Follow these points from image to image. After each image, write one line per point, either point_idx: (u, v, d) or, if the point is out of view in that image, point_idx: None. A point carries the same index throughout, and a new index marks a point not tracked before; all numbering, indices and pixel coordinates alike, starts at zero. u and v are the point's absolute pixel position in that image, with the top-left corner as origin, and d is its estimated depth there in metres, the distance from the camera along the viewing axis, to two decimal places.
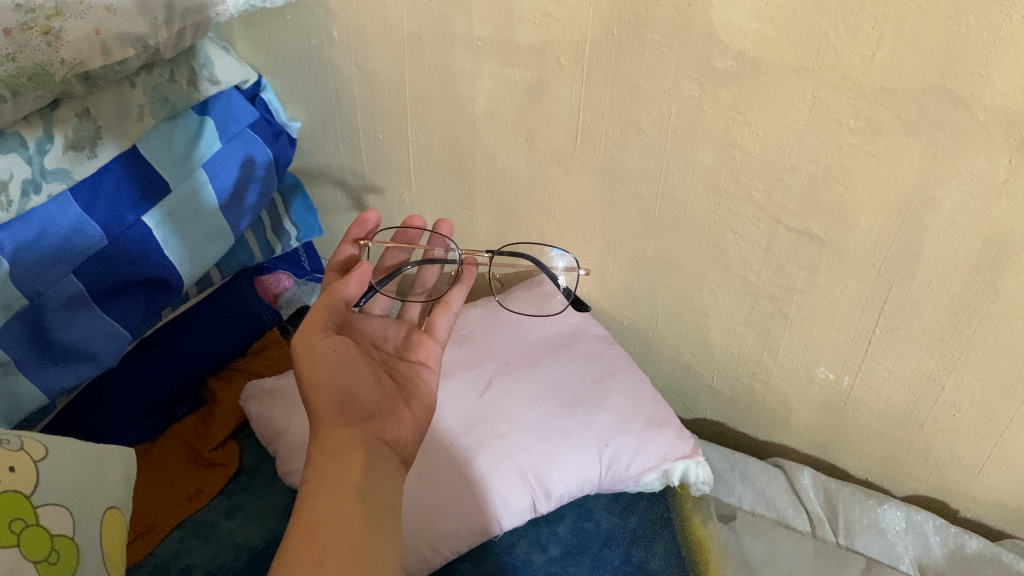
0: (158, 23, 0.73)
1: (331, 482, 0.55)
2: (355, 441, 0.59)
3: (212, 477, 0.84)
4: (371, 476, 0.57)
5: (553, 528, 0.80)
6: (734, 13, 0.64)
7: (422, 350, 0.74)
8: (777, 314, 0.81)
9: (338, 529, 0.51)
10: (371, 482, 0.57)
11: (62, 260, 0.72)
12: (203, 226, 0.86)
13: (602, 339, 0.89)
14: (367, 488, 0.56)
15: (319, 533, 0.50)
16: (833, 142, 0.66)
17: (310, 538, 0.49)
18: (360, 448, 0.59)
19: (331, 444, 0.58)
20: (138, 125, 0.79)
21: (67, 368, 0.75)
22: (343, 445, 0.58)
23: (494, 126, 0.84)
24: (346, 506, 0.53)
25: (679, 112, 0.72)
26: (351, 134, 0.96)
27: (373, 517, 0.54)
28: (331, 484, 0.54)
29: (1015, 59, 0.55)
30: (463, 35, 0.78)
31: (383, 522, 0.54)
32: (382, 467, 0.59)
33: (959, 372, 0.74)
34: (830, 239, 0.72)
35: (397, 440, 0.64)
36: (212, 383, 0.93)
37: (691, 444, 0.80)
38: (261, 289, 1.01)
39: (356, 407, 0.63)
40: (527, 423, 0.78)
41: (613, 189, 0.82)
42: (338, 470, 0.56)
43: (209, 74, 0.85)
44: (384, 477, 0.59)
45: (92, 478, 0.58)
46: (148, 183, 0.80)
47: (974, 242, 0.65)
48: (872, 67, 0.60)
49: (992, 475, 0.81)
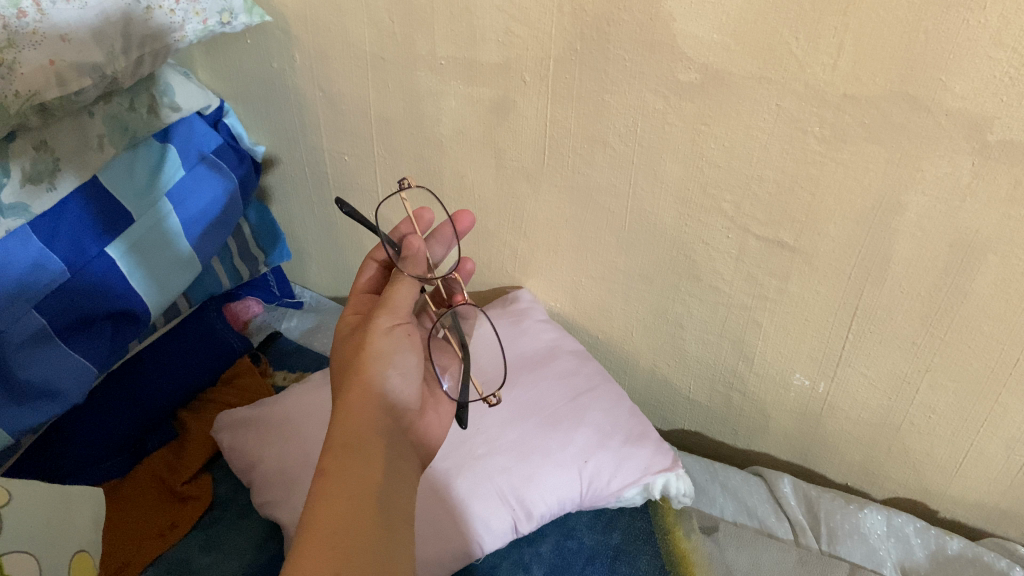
0: (116, 52, 0.71)
1: (350, 481, 0.51)
2: (384, 429, 0.56)
3: (184, 512, 0.81)
4: (391, 476, 0.54)
5: (536, 548, 0.79)
6: (695, 26, 0.64)
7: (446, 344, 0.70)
8: (750, 322, 0.81)
9: (353, 535, 0.48)
10: (390, 483, 0.54)
11: (21, 296, 0.70)
12: (168, 255, 0.84)
13: (577, 355, 0.88)
14: (388, 488, 0.53)
15: (342, 548, 0.46)
16: (799, 150, 0.66)
17: (329, 543, 0.46)
18: (381, 441, 0.55)
19: (356, 429, 0.54)
20: (99, 155, 0.77)
21: (32, 408, 0.72)
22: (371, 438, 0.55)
23: (462, 145, 0.84)
24: (365, 512, 0.50)
25: (645, 126, 0.72)
26: (317, 157, 0.94)
27: (391, 529, 0.51)
28: (351, 479, 0.51)
29: (973, 64, 0.56)
30: (427, 54, 0.77)
31: (399, 529, 0.52)
32: (402, 467, 0.56)
33: (933, 374, 0.75)
34: (799, 247, 0.72)
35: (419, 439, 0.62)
36: (183, 414, 0.91)
37: (671, 456, 0.80)
38: (231, 316, 1.02)
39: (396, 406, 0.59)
40: (505, 443, 0.77)
41: (583, 204, 0.82)
42: (359, 464, 0.52)
43: (170, 102, 0.84)
44: (400, 480, 0.55)
45: (58, 522, 0.57)
46: (111, 213, 0.78)
47: (942, 245, 0.66)
48: (833, 76, 0.61)
49: (970, 476, 0.81)
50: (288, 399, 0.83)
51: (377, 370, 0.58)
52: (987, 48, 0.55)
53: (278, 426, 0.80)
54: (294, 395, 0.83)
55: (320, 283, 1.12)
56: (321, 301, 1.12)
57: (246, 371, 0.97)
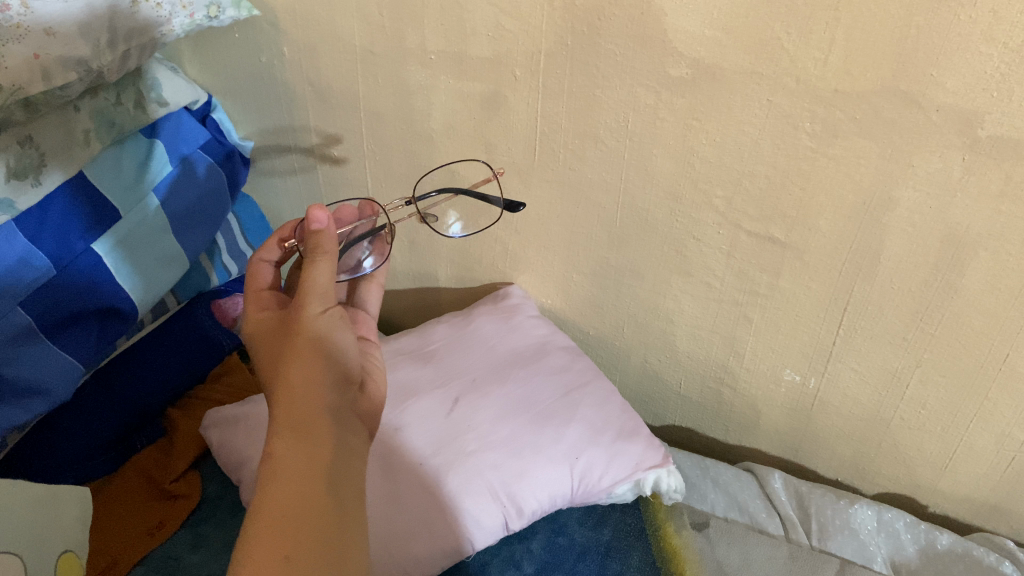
0: (101, 46, 0.71)
1: (298, 465, 0.51)
2: (331, 412, 0.55)
3: (173, 510, 0.81)
4: (342, 459, 0.54)
5: (526, 545, 0.79)
6: (686, 21, 0.63)
7: (361, 324, 0.73)
8: (742, 318, 0.81)
9: (305, 523, 0.48)
10: (340, 463, 0.53)
11: (7, 293, 0.69)
12: (157, 250, 0.83)
13: (568, 351, 0.88)
14: (338, 467, 0.53)
15: (291, 536, 0.47)
16: (790, 146, 0.66)
17: (280, 539, 0.46)
18: (330, 422, 0.55)
19: (304, 411, 0.54)
20: (85, 151, 0.76)
21: (19, 405, 0.71)
22: (316, 411, 0.54)
23: (452, 140, 0.83)
24: (317, 497, 0.49)
25: (636, 122, 0.72)
26: (306, 152, 0.94)
27: (344, 507, 0.51)
28: (302, 464, 0.51)
29: (964, 60, 0.56)
30: (417, 49, 0.77)
31: (351, 511, 0.51)
32: (351, 445, 0.56)
33: (924, 370, 0.75)
34: (791, 242, 0.72)
35: (362, 410, 0.62)
36: (172, 411, 0.90)
37: (662, 453, 0.80)
38: (220, 314, 0.96)
39: (342, 373, 0.58)
40: (497, 439, 0.77)
41: (573, 199, 0.81)
42: (311, 447, 0.52)
43: (158, 97, 0.83)
44: (351, 459, 0.55)
45: (43, 521, 0.56)
46: (97, 209, 0.78)
47: (932, 240, 0.66)
48: (825, 71, 0.61)
49: (960, 471, 0.81)
50: None
51: (321, 353, 0.57)
52: (978, 43, 0.55)
53: None
54: None
55: None
56: None
57: (235, 369, 0.96)
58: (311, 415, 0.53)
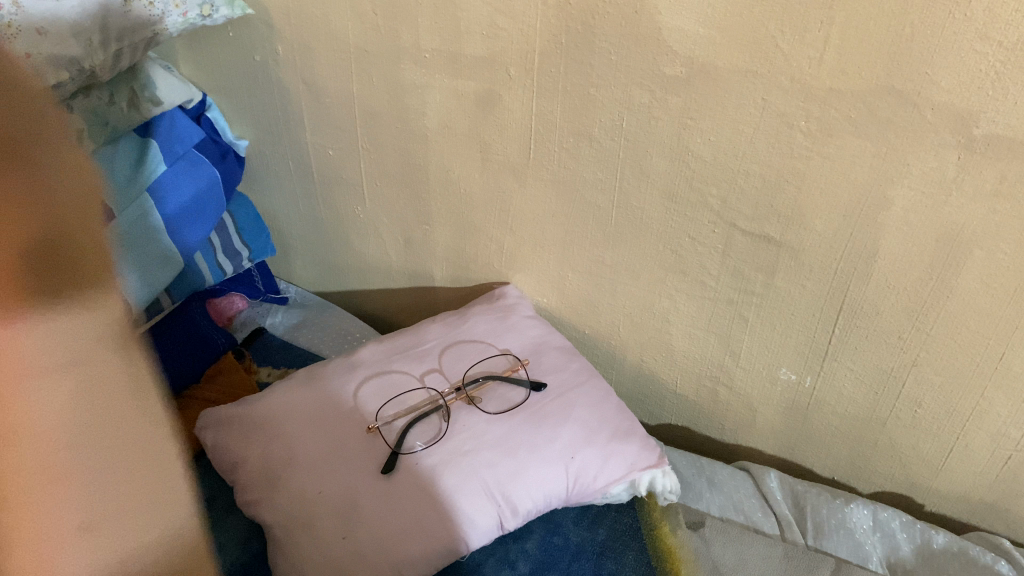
0: (94, 45, 0.70)
1: (136, 358, 0.43)
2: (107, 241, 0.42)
3: None
4: (137, 380, 0.42)
5: (521, 545, 0.78)
6: (681, 20, 0.63)
7: None
8: (737, 318, 0.81)
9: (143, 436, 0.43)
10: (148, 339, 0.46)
11: None
12: (150, 251, 0.83)
13: (564, 351, 0.87)
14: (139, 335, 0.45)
15: (125, 442, 0.42)
16: (785, 145, 0.66)
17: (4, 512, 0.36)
18: (109, 284, 0.41)
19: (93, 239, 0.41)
20: (76, 150, 0.76)
21: None
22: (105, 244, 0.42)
23: (447, 139, 0.83)
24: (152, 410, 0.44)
25: (631, 120, 0.71)
26: (300, 151, 0.93)
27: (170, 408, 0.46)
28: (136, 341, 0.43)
29: (959, 58, 0.56)
30: (411, 47, 0.77)
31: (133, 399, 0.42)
32: (138, 337, 0.43)
33: (919, 369, 0.75)
34: (786, 241, 0.72)
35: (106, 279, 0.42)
36: (166, 411, 0.90)
37: (657, 453, 0.80)
38: (215, 313, 1.00)
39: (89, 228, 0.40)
40: (492, 439, 0.76)
41: (568, 199, 0.81)
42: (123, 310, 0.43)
43: (151, 95, 0.82)
44: (125, 378, 0.42)
45: None
46: (93, 209, 0.77)
47: (928, 240, 0.65)
48: (820, 69, 0.60)
49: (956, 470, 0.81)
50: (273, 396, 0.82)
51: (86, 212, 0.40)
52: (973, 42, 0.55)
53: (263, 426, 0.79)
54: (278, 395, 0.81)
55: (306, 278, 1.11)
56: (307, 297, 1.11)
57: (229, 368, 0.96)
58: (111, 288, 0.41)
